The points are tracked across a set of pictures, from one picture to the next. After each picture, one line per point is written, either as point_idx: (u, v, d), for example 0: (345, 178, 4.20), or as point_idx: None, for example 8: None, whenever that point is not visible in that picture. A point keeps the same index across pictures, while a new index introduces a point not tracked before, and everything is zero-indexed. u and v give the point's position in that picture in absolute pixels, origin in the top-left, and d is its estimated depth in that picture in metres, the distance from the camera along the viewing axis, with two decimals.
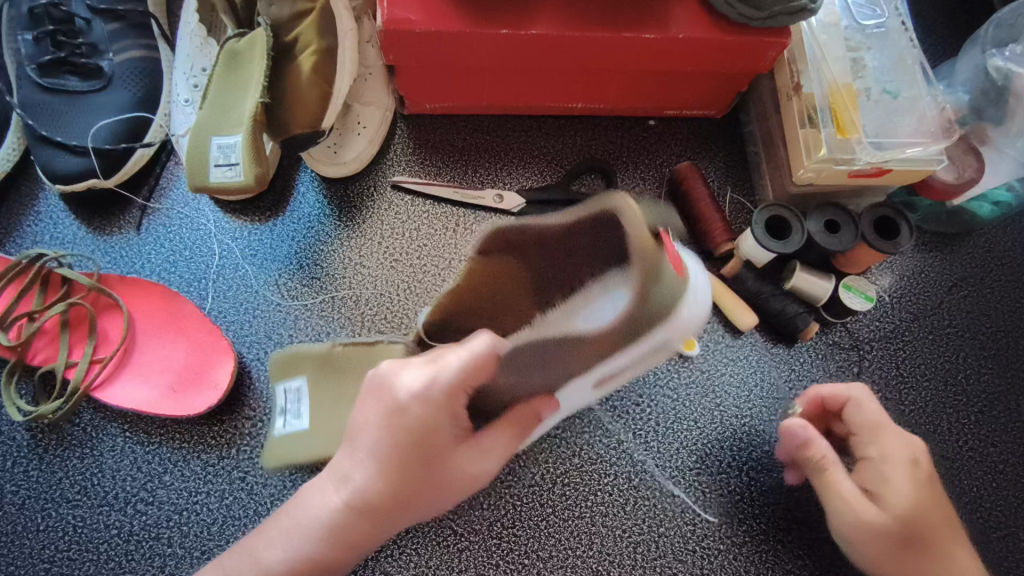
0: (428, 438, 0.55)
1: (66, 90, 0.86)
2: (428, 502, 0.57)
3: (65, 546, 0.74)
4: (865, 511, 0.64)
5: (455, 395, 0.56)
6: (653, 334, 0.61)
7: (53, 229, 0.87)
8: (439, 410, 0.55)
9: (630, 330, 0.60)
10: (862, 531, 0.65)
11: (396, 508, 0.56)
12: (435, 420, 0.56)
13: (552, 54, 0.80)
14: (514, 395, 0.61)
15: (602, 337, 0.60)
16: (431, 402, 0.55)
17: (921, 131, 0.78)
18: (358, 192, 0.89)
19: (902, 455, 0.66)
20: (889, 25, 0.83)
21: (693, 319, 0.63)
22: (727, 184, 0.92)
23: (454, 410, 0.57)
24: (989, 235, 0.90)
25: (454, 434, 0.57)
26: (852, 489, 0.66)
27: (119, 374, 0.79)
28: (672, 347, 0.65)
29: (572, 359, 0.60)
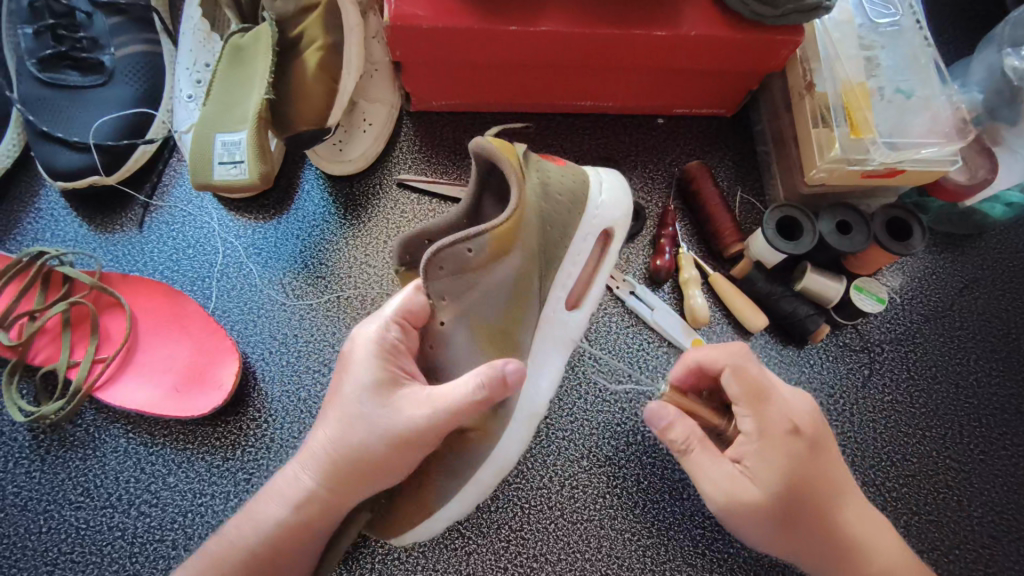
0: (375, 383, 0.57)
1: (67, 86, 0.84)
2: (387, 459, 0.56)
3: (67, 549, 0.73)
4: (740, 491, 0.60)
5: (391, 343, 0.59)
6: (581, 220, 0.71)
7: (54, 227, 0.86)
8: (384, 363, 0.58)
9: (553, 192, 0.68)
10: (740, 514, 0.61)
11: (368, 464, 0.56)
12: (380, 369, 0.58)
13: (560, 52, 0.79)
14: (470, 322, 0.63)
15: (510, 228, 0.62)
16: (377, 347, 0.59)
17: (935, 131, 0.77)
18: (364, 190, 0.88)
19: (784, 422, 0.60)
20: (903, 24, 0.82)
21: (611, 204, 0.73)
22: (737, 183, 0.91)
23: (393, 363, 0.59)
24: (1000, 237, 0.89)
25: (385, 381, 0.58)
26: (723, 469, 0.61)
27: (122, 374, 0.78)
28: (611, 245, 0.74)
29: (491, 274, 0.63)
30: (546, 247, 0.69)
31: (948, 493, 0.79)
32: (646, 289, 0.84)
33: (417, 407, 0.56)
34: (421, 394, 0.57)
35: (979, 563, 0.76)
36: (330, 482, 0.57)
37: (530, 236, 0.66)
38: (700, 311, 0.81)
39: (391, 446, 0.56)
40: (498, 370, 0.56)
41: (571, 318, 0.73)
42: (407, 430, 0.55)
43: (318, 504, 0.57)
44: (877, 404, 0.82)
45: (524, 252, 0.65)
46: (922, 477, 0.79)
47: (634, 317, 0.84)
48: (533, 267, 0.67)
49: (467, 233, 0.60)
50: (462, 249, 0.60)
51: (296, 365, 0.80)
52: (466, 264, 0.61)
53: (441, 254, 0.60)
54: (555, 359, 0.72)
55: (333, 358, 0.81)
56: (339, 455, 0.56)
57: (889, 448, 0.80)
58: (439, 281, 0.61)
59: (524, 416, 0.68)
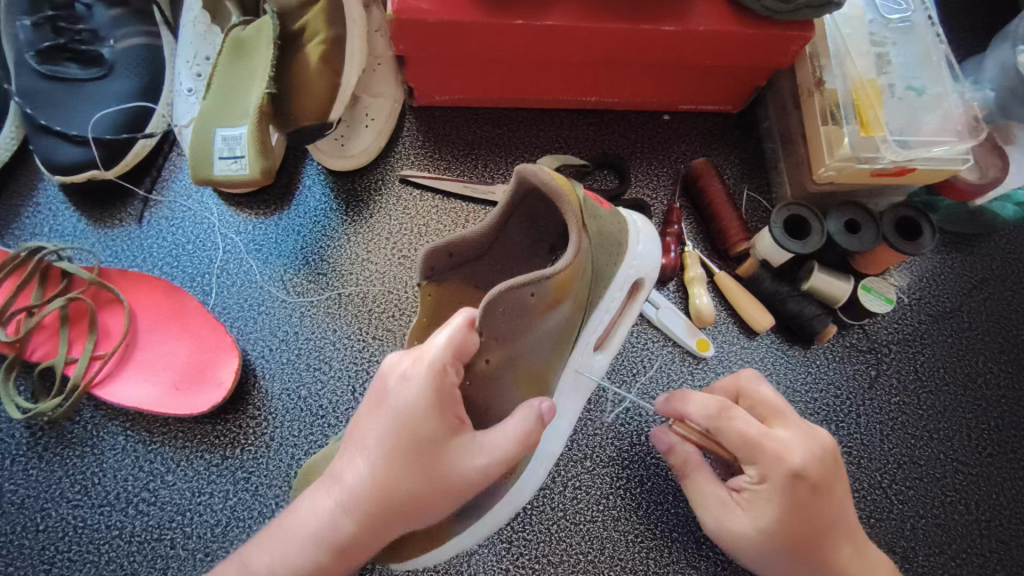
0: (431, 432, 0.53)
1: (66, 78, 0.83)
2: (436, 503, 0.54)
3: (65, 547, 0.72)
4: (730, 520, 0.60)
5: (448, 385, 0.54)
6: (617, 271, 0.70)
7: (52, 221, 0.85)
8: (438, 410, 0.53)
9: (603, 237, 0.66)
10: (729, 541, 0.60)
11: (414, 505, 0.53)
12: (433, 412, 0.53)
13: (567, 46, 0.77)
14: (515, 367, 0.62)
15: (570, 274, 0.59)
16: (432, 393, 0.53)
17: (947, 129, 0.76)
18: (365, 186, 0.87)
19: (785, 468, 0.56)
20: (914, 20, 0.80)
21: (647, 254, 0.72)
22: (743, 180, 0.90)
23: (447, 406, 0.54)
24: (1010, 237, 0.88)
25: (440, 429, 0.53)
26: (718, 496, 0.61)
27: (120, 371, 0.77)
28: (640, 295, 0.74)
29: (545, 318, 0.61)
30: (590, 292, 0.67)
31: (954, 496, 0.78)
32: (651, 288, 0.83)
33: (475, 457, 0.54)
34: (474, 442, 0.55)
35: (987, 567, 0.75)
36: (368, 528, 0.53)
37: (581, 285, 0.63)
38: (706, 311, 0.80)
39: (445, 494, 0.53)
40: (536, 408, 0.57)
41: (595, 360, 0.72)
42: (457, 483, 0.53)
43: (355, 543, 0.54)
44: (883, 405, 0.81)
45: (575, 297, 0.63)
46: (928, 480, 0.78)
47: (638, 316, 0.83)
48: (577, 313, 0.66)
49: (533, 278, 0.56)
50: (525, 292, 0.56)
51: (296, 363, 0.79)
52: (526, 307, 0.58)
53: (501, 296, 0.55)
54: (573, 401, 0.72)
55: (335, 357, 0.80)
56: (384, 495, 0.53)
57: (896, 450, 0.79)
58: (495, 321, 0.57)
59: (539, 458, 0.69)
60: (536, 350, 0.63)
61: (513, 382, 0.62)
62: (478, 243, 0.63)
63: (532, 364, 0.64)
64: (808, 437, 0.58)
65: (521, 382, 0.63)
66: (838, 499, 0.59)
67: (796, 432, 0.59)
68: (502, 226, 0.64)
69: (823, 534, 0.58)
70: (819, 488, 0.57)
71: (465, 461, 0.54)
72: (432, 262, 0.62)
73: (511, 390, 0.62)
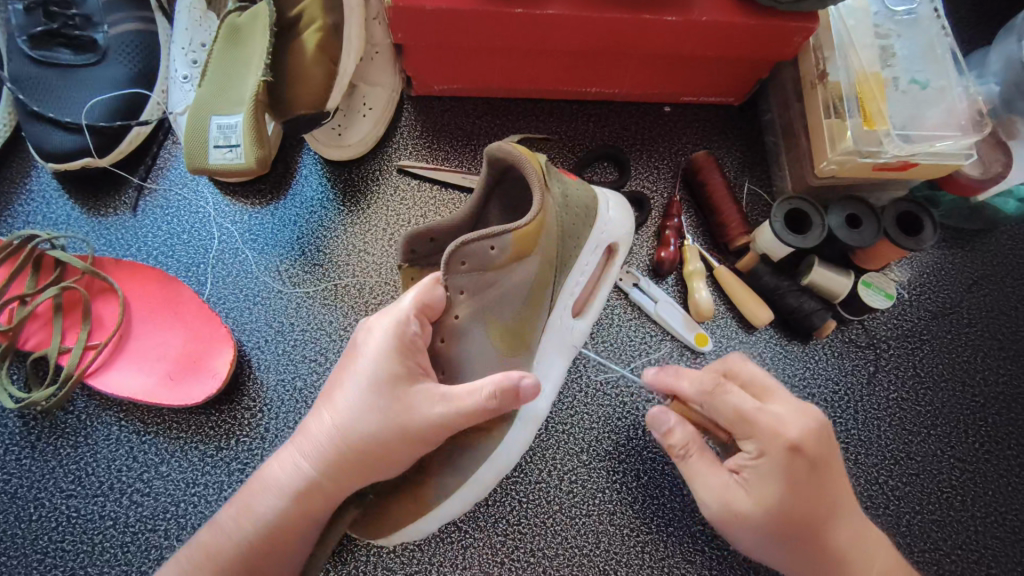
0: (392, 374, 0.56)
1: (59, 64, 0.82)
2: (393, 450, 0.55)
3: (59, 538, 0.72)
4: (735, 502, 0.58)
5: (411, 335, 0.58)
6: (590, 233, 0.72)
7: (46, 209, 0.84)
8: (401, 355, 0.57)
9: (571, 201, 0.68)
10: (735, 526, 0.59)
11: (370, 448, 0.55)
12: (396, 357, 0.57)
13: (567, 36, 0.76)
14: (486, 319, 0.63)
15: (535, 228, 0.61)
16: (396, 342, 0.57)
17: (950, 124, 0.75)
18: (363, 176, 0.86)
19: (782, 442, 0.56)
20: (920, 12, 0.79)
21: (619, 220, 0.74)
22: (744, 174, 0.89)
23: (409, 354, 0.58)
24: (1013, 233, 0.88)
25: (400, 373, 0.57)
26: (721, 478, 0.59)
27: (114, 360, 0.76)
28: (614, 260, 0.75)
29: (511, 273, 0.63)
30: (564, 253, 0.68)
31: (952, 493, 0.77)
32: (650, 282, 0.82)
33: (432, 405, 0.55)
34: (436, 392, 0.56)
35: (982, 563, 0.75)
36: (329, 480, 0.55)
37: (551, 245, 0.66)
38: (704, 306, 0.79)
39: (399, 438, 0.55)
40: (515, 380, 0.56)
41: (575, 325, 0.72)
42: (418, 425, 0.55)
43: (318, 490, 0.56)
44: (882, 401, 0.81)
45: (543, 254, 0.64)
46: (926, 476, 0.78)
47: (637, 311, 0.82)
48: (551, 269, 0.66)
49: (493, 231, 0.60)
50: (486, 246, 0.60)
51: (292, 354, 0.79)
52: (488, 262, 0.61)
53: (466, 249, 0.60)
54: (557, 369, 0.71)
55: (330, 347, 0.79)
56: (343, 438, 0.55)
57: (893, 446, 0.79)
58: (459, 276, 0.61)
59: (524, 419, 0.66)
60: (508, 308, 0.64)
61: (485, 338, 0.63)
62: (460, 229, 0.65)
63: (505, 322, 0.64)
64: (802, 411, 0.57)
65: (495, 337, 0.64)
66: (835, 495, 0.58)
67: (790, 406, 0.58)
68: (482, 210, 0.66)
69: (820, 530, 0.58)
70: (817, 463, 0.56)
71: (422, 407, 0.55)
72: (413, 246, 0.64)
73: (484, 346, 0.63)
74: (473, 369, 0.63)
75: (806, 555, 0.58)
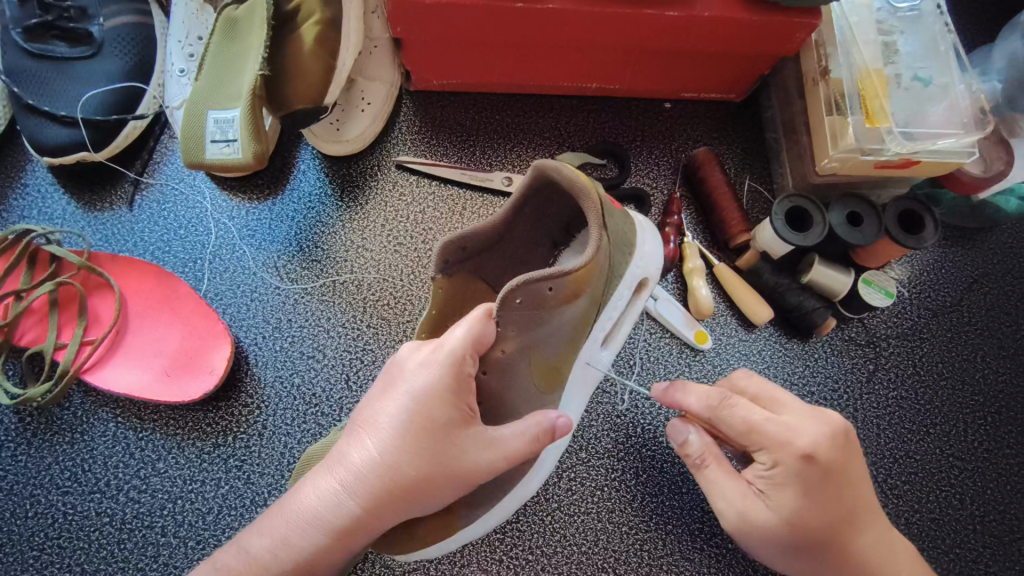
0: (445, 420, 0.54)
1: (54, 57, 0.81)
2: (439, 492, 0.54)
3: (55, 534, 0.72)
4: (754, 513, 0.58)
5: (465, 372, 0.56)
6: (627, 268, 0.70)
7: (41, 203, 0.83)
8: (454, 394, 0.55)
9: (619, 236, 0.68)
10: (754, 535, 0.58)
11: (416, 488, 0.53)
12: (450, 396, 0.54)
13: (568, 30, 0.76)
14: (529, 355, 0.63)
15: (589, 270, 0.60)
16: (451, 382, 0.55)
17: (952, 121, 0.75)
18: (361, 171, 0.85)
19: (794, 451, 0.55)
20: (923, 8, 0.79)
21: (653, 252, 0.72)
22: (744, 170, 0.88)
23: (461, 392, 0.55)
24: (1013, 231, 0.87)
25: (454, 417, 0.54)
26: (735, 488, 0.59)
27: (111, 357, 0.76)
28: (642, 294, 0.73)
29: (559, 312, 0.62)
30: (607, 287, 0.68)
31: (950, 491, 0.77)
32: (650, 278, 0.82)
33: (483, 452, 0.55)
34: (485, 436, 0.56)
35: (979, 562, 0.75)
36: (365, 519, 0.53)
37: (598, 282, 0.64)
38: (704, 303, 0.79)
39: (449, 483, 0.54)
40: (553, 419, 0.58)
41: (601, 356, 0.71)
42: (472, 473, 0.54)
43: (357, 525, 0.53)
44: (881, 400, 0.80)
45: (591, 293, 0.64)
46: (925, 474, 0.78)
47: None
48: (594, 306, 0.67)
49: (553, 273, 0.57)
50: (544, 286, 0.58)
51: (290, 350, 0.78)
52: (542, 301, 0.59)
53: (523, 288, 0.57)
54: (580, 396, 0.71)
55: (329, 344, 0.78)
56: (390, 479, 0.53)
57: (892, 444, 0.79)
58: (511, 313, 0.58)
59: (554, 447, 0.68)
60: (551, 343, 0.64)
61: (526, 372, 0.63)
62: (486, 236, 0.64)
63: (546, 355, 0.65)
64: (812, 419, 0.56)
65: (534, 372, 0.64)
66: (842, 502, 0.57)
67: (803, 413, 0.57)
68: (513, 221, 0.65)
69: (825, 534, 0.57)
70: (833, 471, 0.55)
71: (474, 453, 0.55)
72: (445, 257, 0.63)
73: (523, 378, 0.64)
74: (515, 399, 0.64)
75: (825, 562, 0.58)
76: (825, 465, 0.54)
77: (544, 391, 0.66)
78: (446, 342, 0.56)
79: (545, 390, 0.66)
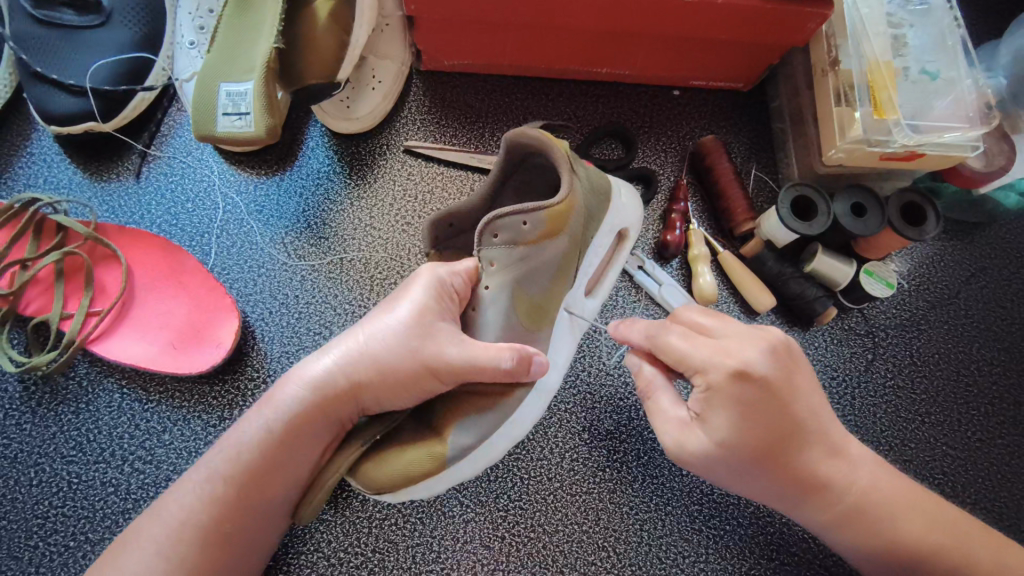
0: (431, 311, 0.62)
1: (61, 24, 0.80)
2: (415, 380, 0.60)
3: (59, 503, 0.72)
4: (688, 440, 0.59)
5: (449, 287, 0.63)
6: (605, 218, 0.73)
7: (47, 172, 0.82)
8: (438, 300, 0.62)
9: (596, 186, 0.71)
10: (694, 462, 0.60)
11: (393, 372, 0.60)
12: (433, 303, 0.62)
13: (582, 12, 0.76)
14: (516, 293, 0.65)
15: (563, 210, 0.63)
16: (438, 288, 0.63)
17: (958, 115, 0.76)
18: (370, 150, 0.85)
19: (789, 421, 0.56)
20: (932, 2, 0.79)
21: (629, 205, 0.76)
22: (750, 159, 0.89)
23: (445, 302, 0.63)
24: (1011, 226, 0.89)
25: (434, 308, 0.62)
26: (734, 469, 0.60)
27: (117, 327, 0.76)
28: (623, 247, 0.77)
29: (544, 247, 0.65)
30: (588, 233, 0.71)
31: (942, 479, 0.79)
32: (656, 263, 0.82)
33: (455, 346, 0.60)
34: (459, 335, 0.61)
35: None
36: (349, 392, 0.60)
37: (578, 224, 0.67)
38: (707, 290, 0.80)
39: (423, 372, 0.60)
40: (529, 353, 0.62)
41: (587, 305, 0.75)
42: (442, 363, 0.59)
43: (340, 397, 0.60)
44: (878, 389, 0.82)
45: (572, 235, 0.67)
46: (919, 461, 0.79)
47: (641, 292, 0.83)
48: (576, 251, 0.69)
49: (526, 207, 0.61)
50: (518, 221, 0.62)
51: (297, 326, 0.78)
52: (520, 236, 0.63)
53: (498, 222, 0.62)
54: (567, 344, 0.73)
55: (335, 321, 0.79)
56: (376, 360, 0.60)
57: (888, 432, 0.80)
58: (495, 249, 0.64)
59: (539, 392, 0.69)
60: (536, 281, 0.66)
61: (512, 310, 0.65)
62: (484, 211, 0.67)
63: (531, 296, 0.66)
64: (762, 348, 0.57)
65: (520, 311, 0.66)
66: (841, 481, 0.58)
67: (744, 337, 0.58)
68: (498, 194, 0.67)
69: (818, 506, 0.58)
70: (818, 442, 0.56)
71: (447, 347, 0.60)
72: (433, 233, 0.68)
73: (510, 317, 0.65)
74: (497, 335, 0.65)
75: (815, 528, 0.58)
76: (782, 397, 0.56)
77: (533, 330, 0.68)
78: (449, 266, 0.64)
79: (534, 329, 0.68)
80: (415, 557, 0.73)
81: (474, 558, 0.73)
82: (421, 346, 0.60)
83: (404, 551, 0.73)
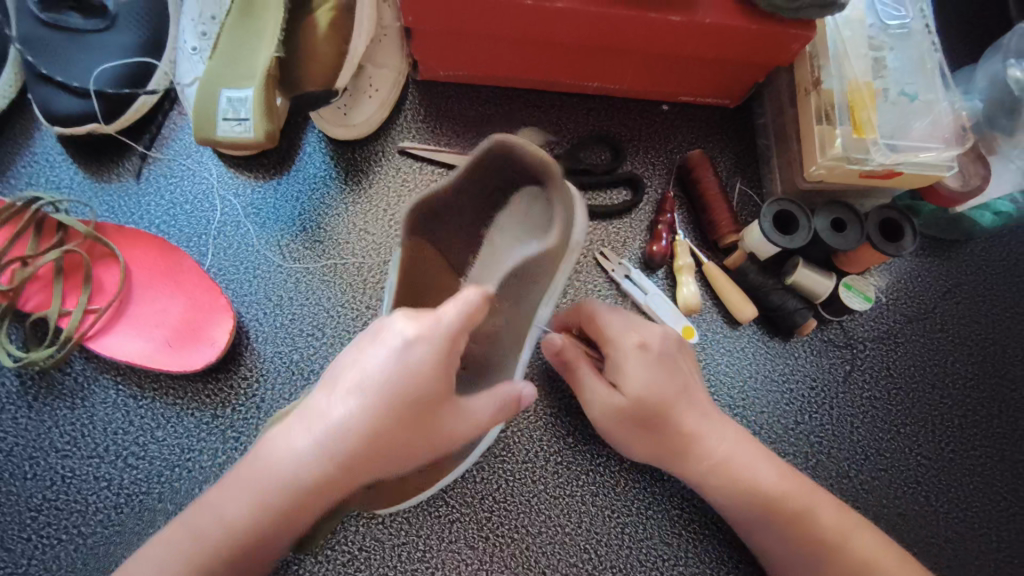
0: (427, 379, 0.51)
1: (67, 28, 0.82)
2: (416, 453, 0.53)
3: (53, 496, 0.73)
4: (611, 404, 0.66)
5: (448, 347, 0.52)
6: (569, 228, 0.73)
7: (49, 172, 0.84)
8: (436, 367, 0.52)
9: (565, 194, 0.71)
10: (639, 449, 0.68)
11: (390, 448, 0.51)
12: (430, 369, 0.51)
13: (573, 28, 0.78)
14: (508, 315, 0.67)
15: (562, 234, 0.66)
16: (434, 351, 0.52)
17: (934, 136, 0.79)
18: (365, 156, 0.87)
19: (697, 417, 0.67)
20: (912, 27, 0.82)
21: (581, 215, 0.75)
22: (736, 175, 0.92)
23: (443, 368, 0.52)
24: (987, 243, 0.91)
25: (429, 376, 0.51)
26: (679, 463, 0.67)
27: (114, 325, 0.77)
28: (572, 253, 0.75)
29: (541, 272, 0.67)
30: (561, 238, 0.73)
31: (915, 487, 0.81)
32: (642, 273, 0.85)
33: (459, 420, 0.55)
34: (462, 406, 0.56)
35: (941, 556, 0.79)
36: (334, 470, 0.51)
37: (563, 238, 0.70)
38: (692, 300, 0.82)
39: (427, 445, 0.54)
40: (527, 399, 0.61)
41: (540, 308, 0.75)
42: (450, 436, 0.55)
43: (330, 480, 0.52)
44: (855, 399, 0.84)
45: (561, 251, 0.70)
46: (893, 471, 0.82)
47: (627, 299, 0.85)
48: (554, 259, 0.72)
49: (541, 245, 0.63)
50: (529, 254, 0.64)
51: (290, 327, 0.80)
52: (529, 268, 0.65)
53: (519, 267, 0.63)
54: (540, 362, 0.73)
55: (328, 323, 0.81)
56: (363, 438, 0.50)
57: (863, 441, 0.83)
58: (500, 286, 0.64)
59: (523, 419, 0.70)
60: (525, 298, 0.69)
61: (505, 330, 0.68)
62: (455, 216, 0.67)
63: (522, 309, 0.70)
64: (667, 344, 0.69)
65: (511, 327, 0.69)
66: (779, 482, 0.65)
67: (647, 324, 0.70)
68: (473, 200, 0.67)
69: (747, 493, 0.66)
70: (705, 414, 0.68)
71: (452, 421, 0.54)
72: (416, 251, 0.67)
73: (505, 337, 0.69)
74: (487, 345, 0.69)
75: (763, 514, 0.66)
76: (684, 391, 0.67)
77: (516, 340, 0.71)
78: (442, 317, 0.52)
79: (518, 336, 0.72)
80: (401, 555, 0.75)
81: (458, 558, 0.75)
82: (422, 417, 0.52)
83: (391, 550, 0.75)
